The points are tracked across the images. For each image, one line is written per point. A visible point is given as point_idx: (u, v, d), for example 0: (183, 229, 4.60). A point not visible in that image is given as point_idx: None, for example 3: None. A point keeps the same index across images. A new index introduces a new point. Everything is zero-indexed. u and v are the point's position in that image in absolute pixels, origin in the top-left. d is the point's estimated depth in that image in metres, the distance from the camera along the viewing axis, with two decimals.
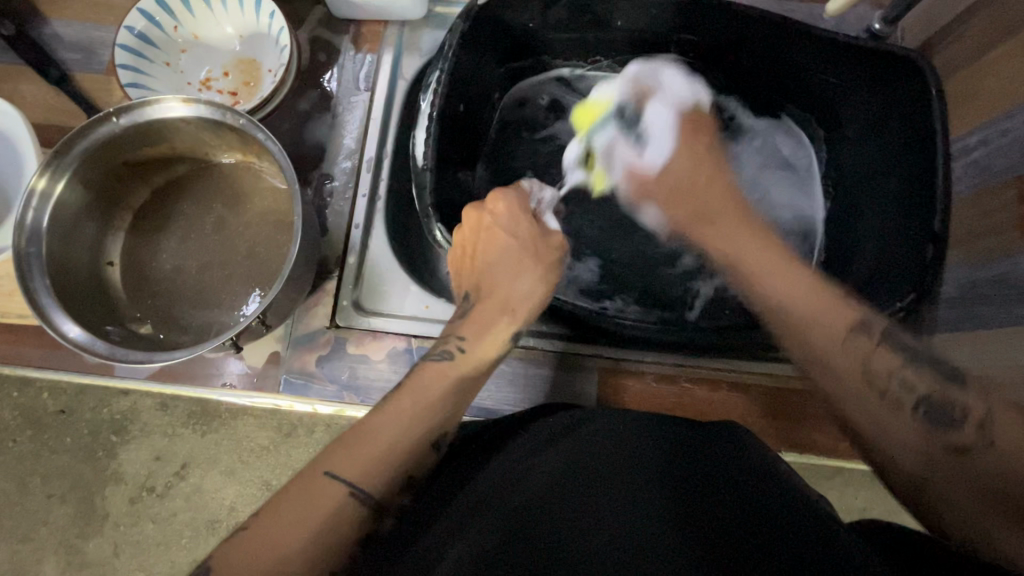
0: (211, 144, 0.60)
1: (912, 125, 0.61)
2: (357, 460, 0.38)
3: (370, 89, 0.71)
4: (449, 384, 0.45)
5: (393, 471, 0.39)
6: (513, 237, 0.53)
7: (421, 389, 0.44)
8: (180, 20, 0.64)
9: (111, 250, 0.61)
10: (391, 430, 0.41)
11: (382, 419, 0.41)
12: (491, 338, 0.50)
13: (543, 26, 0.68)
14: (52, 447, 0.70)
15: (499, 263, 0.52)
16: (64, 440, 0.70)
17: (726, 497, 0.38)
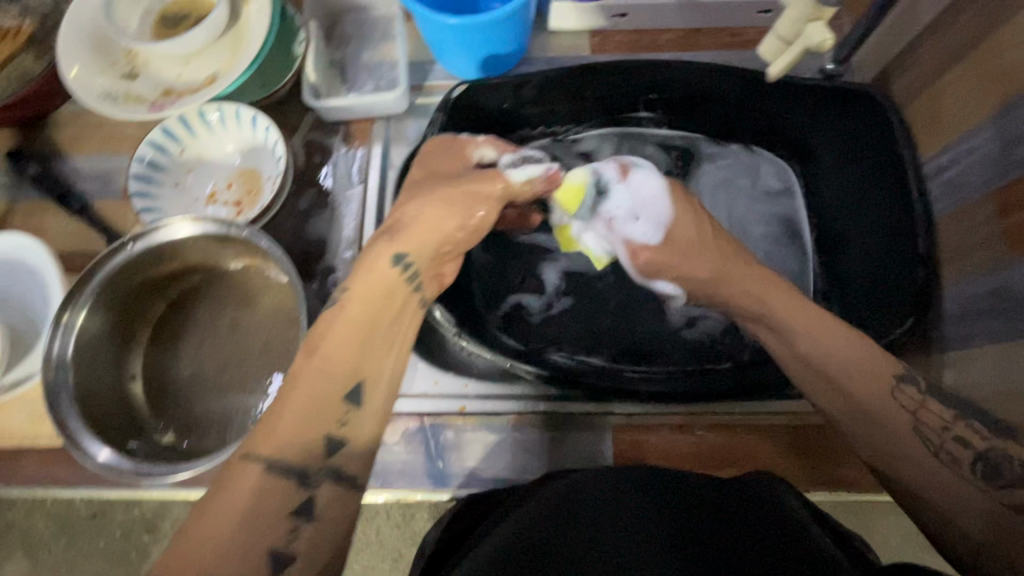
0: (219, 254, 0.64)
1: (882, 154, 0.63)
2: (263, 442, 0.42)
3: (363, 182, 0.75)
4: (342, 343, 0.46)
5: (300, 447, 0.42)
6: (433, 199, 0.52)
7: (322, 356, 0.45)
8: (185, 144, 0.69)
9: (133, 365, 0.64)
10: (285, 406, 0.43)
11: (281, 395, 0.44)
12: (378, 273, 0.49)
13: (517, 105, 0.73)
14: (87, 553, 0.71)
15: (426, 214, 0.51)
16: (99, 544, 0.71)
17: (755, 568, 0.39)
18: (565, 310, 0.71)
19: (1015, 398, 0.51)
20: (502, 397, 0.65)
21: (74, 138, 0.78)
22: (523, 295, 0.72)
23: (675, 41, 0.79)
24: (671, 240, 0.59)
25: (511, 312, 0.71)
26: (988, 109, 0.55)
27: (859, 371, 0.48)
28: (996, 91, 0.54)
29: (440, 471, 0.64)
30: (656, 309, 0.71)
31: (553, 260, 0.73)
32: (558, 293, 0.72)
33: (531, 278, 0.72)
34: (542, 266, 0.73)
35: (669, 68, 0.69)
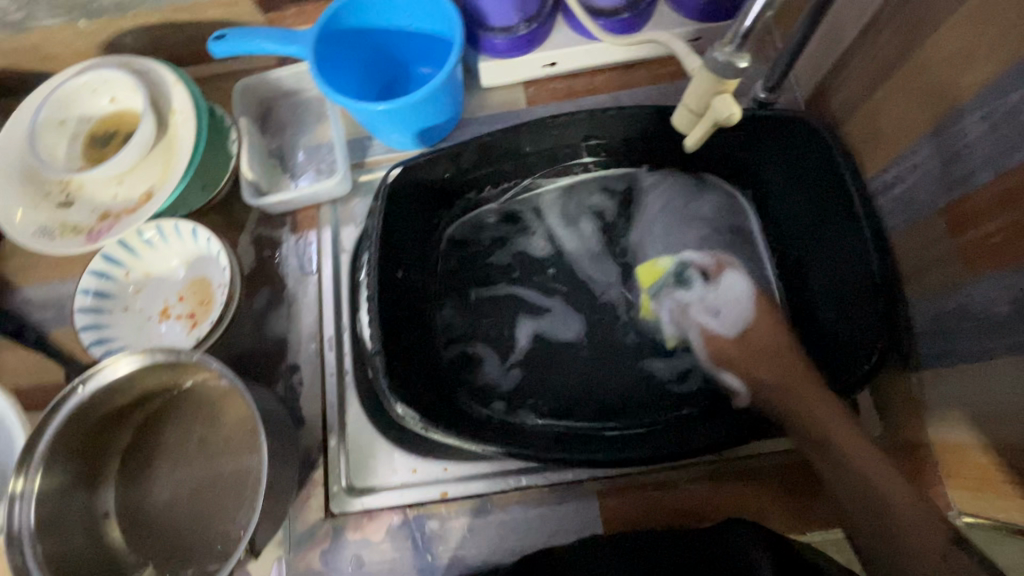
0: (176, 376, 0.63)
1: (827, 177, 0.62)
2: None
3: (317, 271, 0.74)
4: None
5: None
6: None
7: None
8: (130, 266, 0.69)
9: (105, 503, 0.62)
10: None
11: None
12: None
13: (459, 173, 0.72)
14: None
15: None
16: None
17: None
18: (542, 373, 0.70)
19: (997, 421, 0.50)
20: (482, 478, 0.63)
21: (23, 268, 0.77)
22: (493, 366, 0.71)
23: (610, 81, 0.78)
24: (749, 341, 0.67)
25: (477, 383, 0.70)
26: (924, 125, 0.54)
27: (828, 443, 0.57)
28: (928, 107, 0.53)
29: (429, 565, 0.62)
30: (628, 361, 0.70)
31: (526, 321, 0.73)
32: (535, 354, 0.71)
33: (504, 342, 0.72)
34: (518, 328, 0.73)
35: (604, 114, 0.68)
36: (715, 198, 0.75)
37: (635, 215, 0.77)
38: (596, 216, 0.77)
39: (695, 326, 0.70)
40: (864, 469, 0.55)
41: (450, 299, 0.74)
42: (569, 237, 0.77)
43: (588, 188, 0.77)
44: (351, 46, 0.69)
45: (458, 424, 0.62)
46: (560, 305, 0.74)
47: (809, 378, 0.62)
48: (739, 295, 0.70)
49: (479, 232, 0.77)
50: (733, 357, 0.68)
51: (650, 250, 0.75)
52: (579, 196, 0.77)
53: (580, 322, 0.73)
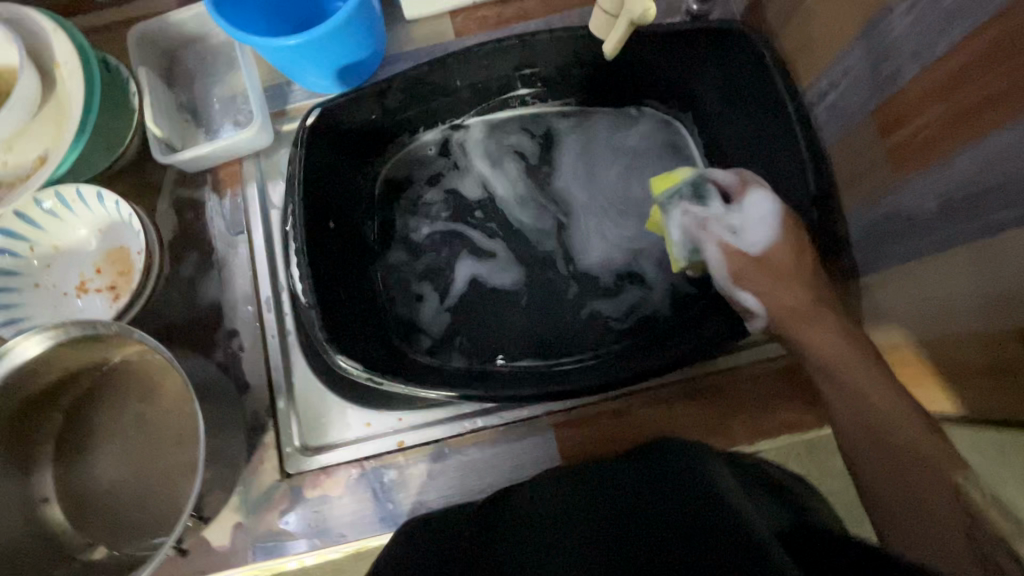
0: (101, 351, 0.59)
1: (761, 91, 0.61)
2: None
3: (246, 231, 0.70)
4: None
5: None
6: None
7: None
8: (35, 239, 0.63)
9: (43, 489, 0.59)
10: None
11: None
12: None
13: (387, 113, 0.68)
14: None
15: None
16: None
17: (668, 511, 0.42)
18: (474, 320, 0.69)
19: (929, 318, 0.51)
20: (439, 423, 0.63)
21: None
22: (426, 312, 0.69)
23: (541, 6, 0.73)
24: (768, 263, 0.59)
25: (413, 326, 0.68)
26: (854, 26, 0.52)
27: (838, 368, 0.54)
28: (857, 7, 0.51)
29: (392, 513, 0.61)
30: (568, 296, 0.69)
31: (457, 268, 0.71)
32: (462, 302, 0.70)
33: (440, 283, 0.71)
34: (450, 275, 0.71)
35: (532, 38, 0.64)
36: (645, 126, 0.73)
37: (555, 153, 0.75)
38: (520, 156, 0.75)
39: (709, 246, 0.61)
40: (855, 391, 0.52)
41: (383, 249, 0.71)
42: (493, 180, 0.74)
43: (512, 124, 0.74)
44: None
45: (410, 372, 0.61)
46: (487, 250, 0.72)
47: (823, 308, 0.57)
48: (770, 211, 0.59)
49: (408, 177, 0.73)
50: (754, 279, 0.60)
51: (575, 188, 0.74)
52: (499, 135, 0.74)
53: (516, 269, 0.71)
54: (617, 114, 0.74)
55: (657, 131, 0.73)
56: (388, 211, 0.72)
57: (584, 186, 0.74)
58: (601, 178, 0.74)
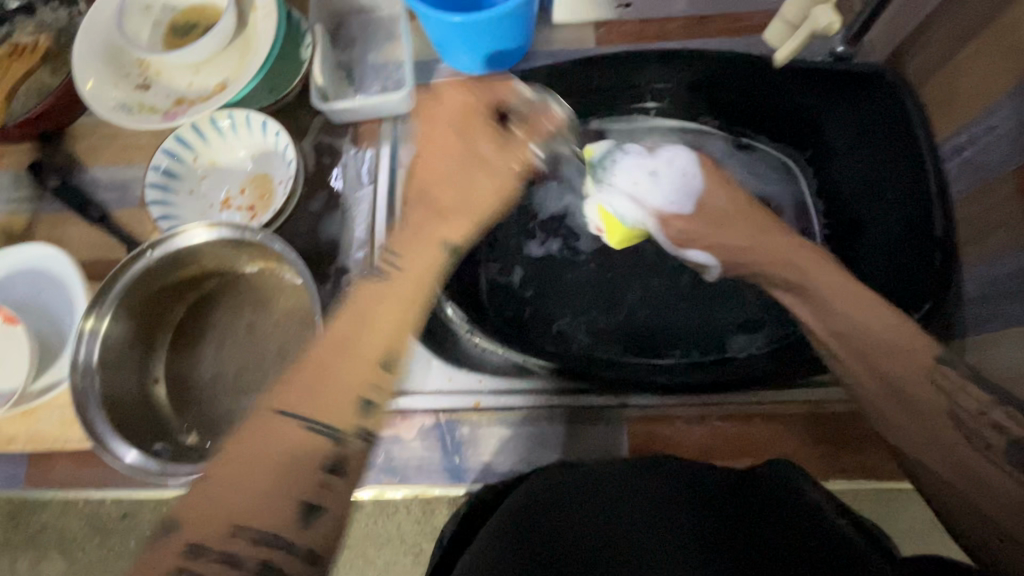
0: (234, 258, 0.66)
1: (894, 137, 0.63)
2: None
3: (374, 182, 0.76)
4: None
5: None
6: None
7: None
8: (198, 151, 0.71)
9: (156, 369, 0.65)
10: None
11: None
12: None
13: (524, 99, 0.73)
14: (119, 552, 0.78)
15: None
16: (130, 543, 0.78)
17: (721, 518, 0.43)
18: (557, 295, 0.72)
19: None
20: (516, 392, 0.64)
21: (93, 149, 0.80)
22: (542, 280, 0.73)
23: (681, 29, 0.77)
24: (705, 209, 0.65)
25: (486, 292, 0.71)
26: (1005, 85, 0.53)
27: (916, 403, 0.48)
28: (1010, 69, 0.52)
29: (456, 467, 0.64)
30: (680, 308, 0.70)
31: (543, 244, 0.74)
32: (544, 268, 0.73)
33: (569, 249, 0.74)
34: (528, 248, 0.74)
35: (675, 55, 0.69)
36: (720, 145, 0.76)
37: None
38: None
39: (648, 189, 0.65)
40: (958, 478, 0.46)
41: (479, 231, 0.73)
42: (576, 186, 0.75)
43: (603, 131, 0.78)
44: None
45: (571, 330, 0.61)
46: (573, 234, 0.74)
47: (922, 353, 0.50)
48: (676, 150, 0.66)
49: None
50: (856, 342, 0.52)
51: None
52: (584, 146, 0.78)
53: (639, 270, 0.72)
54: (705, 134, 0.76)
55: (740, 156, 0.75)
56: None
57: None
58: None
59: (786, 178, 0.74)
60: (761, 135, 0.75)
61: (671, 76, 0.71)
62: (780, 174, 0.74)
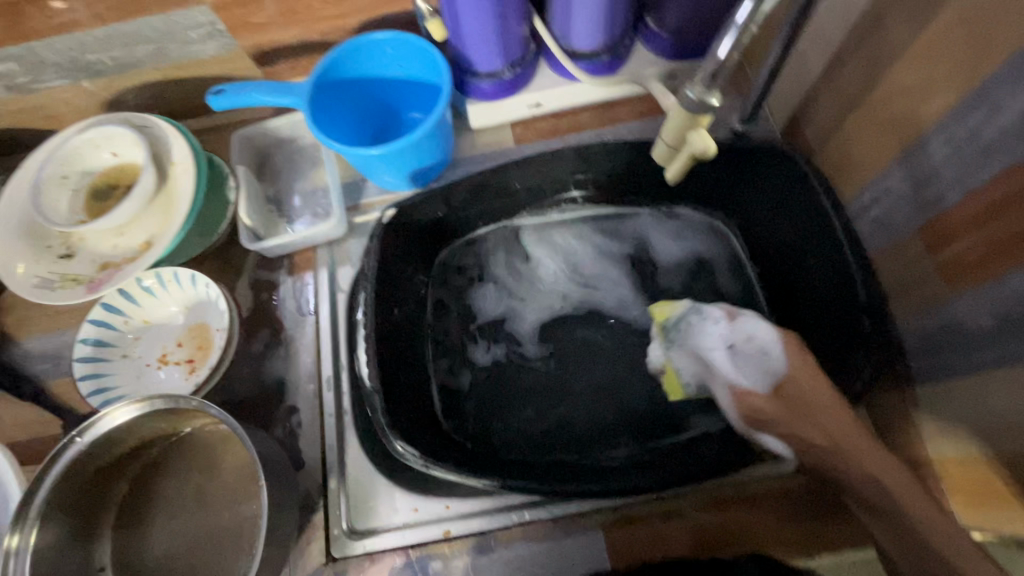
0: (176, 422, 0.64)
1: (808, 203, 0.64)
2: None
3: (316, 311, 0.76)
4: None
5: None
6: None
7: None
8: (129, 313, 0.70)
9: (100, 557, 0.61)
10: None
11: None
12: None
13: (453, 209, 0.75)
14: None
15: None
16: None
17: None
18: (508, 401, 0.71)
19: (997, 435, 0.50)
20: (484, 513, 0.63)
21: (20, 321, 0.77)
22: (493, 377, 0.72)
23: (592, 119, 0.80)
24: (786, 396, 0.58)
25: (445, 402, 0.70)
26: (893, 151, 0.56)
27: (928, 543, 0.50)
28: (892, 137, 0.55)
29: None
30: (638, 389, 0.71)
31: (490, 350, 0.74)
32: (497, 374, 0.73)
33: (518, 344, 0.75)
34: (475, 356, 0.74)
35: (589, 150, 0.72)
36: (647, 223, 0.79)
37: (555, 256, 0.79)
38: (535, 257, 0.79)
39: (717, 359, 0.62)
40: None
41: (424, 345, 0.73)
42: (525, 276, 0.79)
43: (535, 224, 0.80)
44: (346, 97, 0.73)
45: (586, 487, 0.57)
46: (514, 337, 0.75)
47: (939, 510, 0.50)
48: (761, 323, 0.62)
49: (446, 279, 0.77)
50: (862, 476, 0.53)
51: (608, 269, 0.78)
52: (519, 240, 0.80)
53: (594, 356, 0.73)
54: (631, 212, 0.79)
55: (669, 228, 0.78)
56: (433, 314, 0.75)
57: (584, 284, 0.78)
58: (620, 266, 0.78)
59: (715, 240, 0.77)
60: (687, 205, 0.78)
61: (590, 168, 0.75)
62: (710, 236, 0.77)
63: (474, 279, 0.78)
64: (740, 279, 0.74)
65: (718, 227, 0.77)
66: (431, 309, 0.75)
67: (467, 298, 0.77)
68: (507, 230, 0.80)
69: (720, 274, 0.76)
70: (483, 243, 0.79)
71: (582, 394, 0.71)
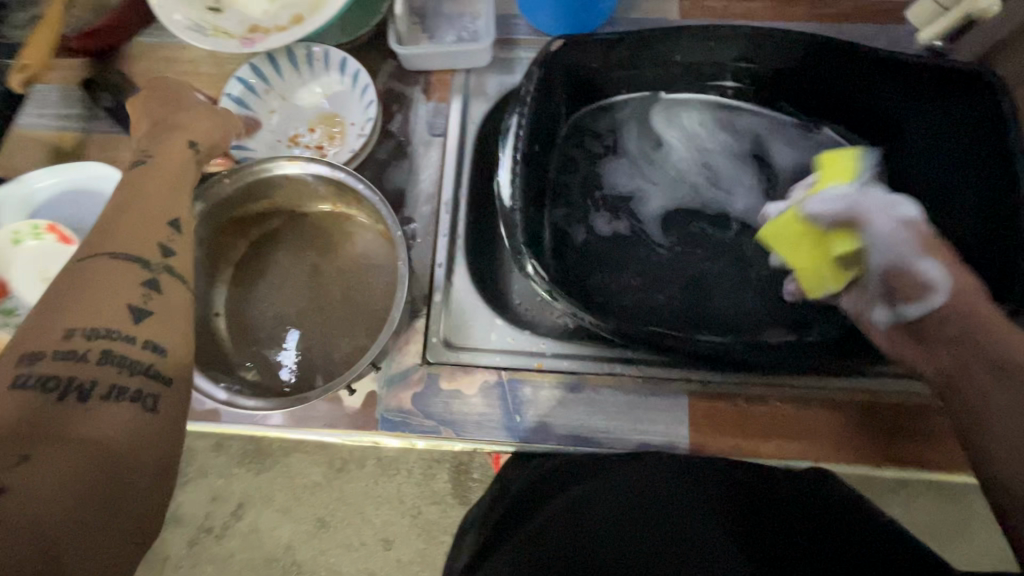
0: (308, 196, 0.67)
1: (984, 137, 0.62)
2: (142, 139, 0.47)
3: (442, 135, 0.74)
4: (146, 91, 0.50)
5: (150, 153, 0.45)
6: None
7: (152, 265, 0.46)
8: (272, 83, 0.71)
9: (217, 302, 0.65)
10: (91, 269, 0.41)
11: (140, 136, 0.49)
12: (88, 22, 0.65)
13: (607, 65, 0.71)
14: None
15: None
16: None
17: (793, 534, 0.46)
18: (618, 269, 0.72)
19: None
20: (578, 356, 0.66)
21: (149, 71, 0.76)
22: (613, 239, 0.74)
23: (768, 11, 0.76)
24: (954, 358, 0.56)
25: (563, 247, 0.73)
26: None
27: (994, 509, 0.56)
28: None
29: (517, 425, 0.63)
30: (743, 285, 0.71)
31: (610, 222, 0.74)
32: (613, 244, 0.73)
33: (636, 216, 0.75)
34: (596, 221, 0.74)
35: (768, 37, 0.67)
36: (768, 126, 0.77)
37: (689, 143, 0.78)
38: (671, 139, 0.78)
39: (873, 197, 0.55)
40: None
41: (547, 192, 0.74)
42: (654, 155, 0.78)
43: (675, 107, 0.78)
44: None
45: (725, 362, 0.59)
46: (637, 216, 0.75)
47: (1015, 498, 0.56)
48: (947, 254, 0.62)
49: (579, 138, 0.77)
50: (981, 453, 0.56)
51: (736, 167, 0.77)
52: (660, 118, 0.78)
53: (706, 246, 0.73)
54: (770, 116, 0.77)
55: (805, 142, 0.76)
56: (561, 167, 0.76)
57: (717, 183, 0.76)
58: (748, 167, 0.77)
59: None
60: (833, 125, 0.76)
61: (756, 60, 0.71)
62: None
63: (611, 145, 0.77)
64: None
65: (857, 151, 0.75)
66: (559, 164, 0.76)
67: (598, 165, 0.77)
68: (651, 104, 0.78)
69: None
70: (623, 112, 0.78)
71: (684, 277, 0.71)
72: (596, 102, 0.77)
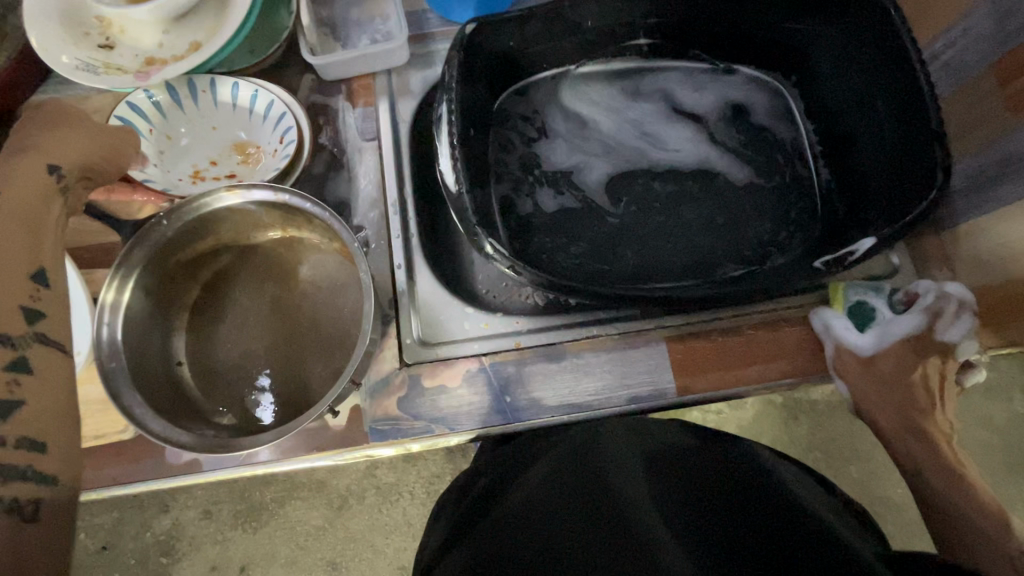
0: (253, 224, 0.64)
1: (881, 45, 0.66)
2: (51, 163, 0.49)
3: (375, 139, 0.73)
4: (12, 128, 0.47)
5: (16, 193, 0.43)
6: None
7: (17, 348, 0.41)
8: (154, 123, 0.69)
9: (177, 351, 0.62)
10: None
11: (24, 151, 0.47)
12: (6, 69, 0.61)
13: (524, 44, 0.72)
14: None
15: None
16: None
17: (713, 518, 0.49)
18: (571, 241, 0.73)
19: None
20: (553, 329, 0.66)
21: None
22: (566, 213, 0.75)
23: None
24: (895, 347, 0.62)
25: (516, 229, 0.73)
26: None
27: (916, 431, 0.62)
28: None
29: (508, 407, 0.63)
30: (697, 229, 0.73)
31: (557, 198, 0.75)
32: (565, 218, 0.74)
33: (580, 186, 0.76)
34: (543, 200, 0.75)
35: None
36: (685, 77, 0.80)
37: (619, 108, 0.80)
38: (598, 106, 0.80)
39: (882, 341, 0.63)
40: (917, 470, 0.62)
41: (491, 180, 0.74)
42: (587, 125, 0.79)
43: (593, 75, 0.80)
44: None
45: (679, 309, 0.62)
46: (583, 188, 0.76)
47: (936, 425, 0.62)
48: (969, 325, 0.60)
49: (509, 121, 0.78)
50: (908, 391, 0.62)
51: (663, 123, 0.80)
52: (582, 89, 0.80)
53: (654, 199, 0.75)
54: (683, 67, 0.80)
55: (721, 86, 0.80)
56: (497, 152, 0.76)
57: (654, 139, 0.79)
58: (676, 121, 0.80)
59: (771, 98, 0.79)
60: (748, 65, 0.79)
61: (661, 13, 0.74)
62: (767, 93, 0.80)
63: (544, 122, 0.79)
64: (793, 137, 0.78)
65: (773, 86, 0.80)
66: (495, 149, 0.76)
67: (535, 145, 0.78)
68: (574, 77, 0.80)
69: (773, 128, 0.79)
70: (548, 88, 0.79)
71: (637, 233, 0.73)
72: (517, 84, 0.78)
